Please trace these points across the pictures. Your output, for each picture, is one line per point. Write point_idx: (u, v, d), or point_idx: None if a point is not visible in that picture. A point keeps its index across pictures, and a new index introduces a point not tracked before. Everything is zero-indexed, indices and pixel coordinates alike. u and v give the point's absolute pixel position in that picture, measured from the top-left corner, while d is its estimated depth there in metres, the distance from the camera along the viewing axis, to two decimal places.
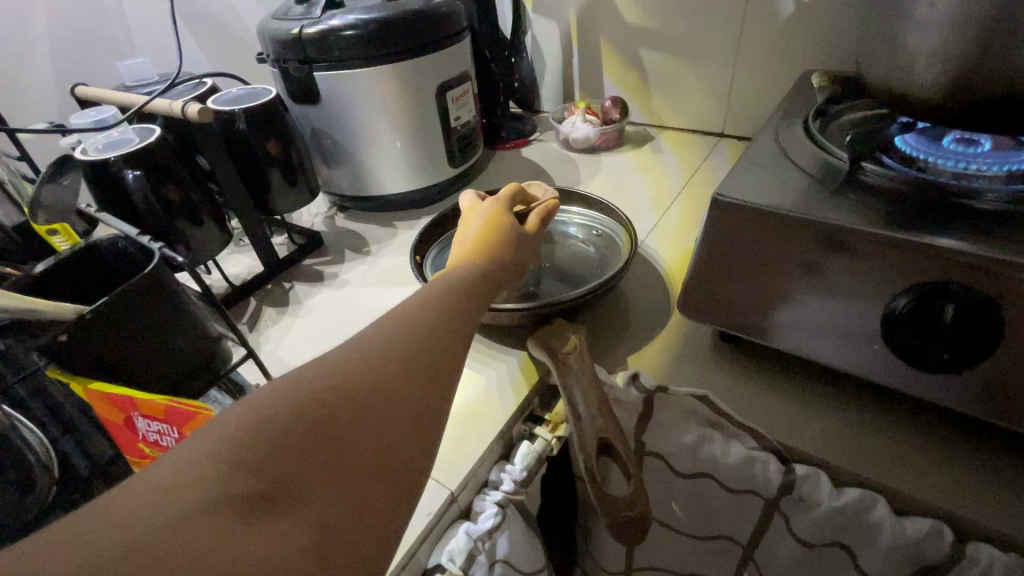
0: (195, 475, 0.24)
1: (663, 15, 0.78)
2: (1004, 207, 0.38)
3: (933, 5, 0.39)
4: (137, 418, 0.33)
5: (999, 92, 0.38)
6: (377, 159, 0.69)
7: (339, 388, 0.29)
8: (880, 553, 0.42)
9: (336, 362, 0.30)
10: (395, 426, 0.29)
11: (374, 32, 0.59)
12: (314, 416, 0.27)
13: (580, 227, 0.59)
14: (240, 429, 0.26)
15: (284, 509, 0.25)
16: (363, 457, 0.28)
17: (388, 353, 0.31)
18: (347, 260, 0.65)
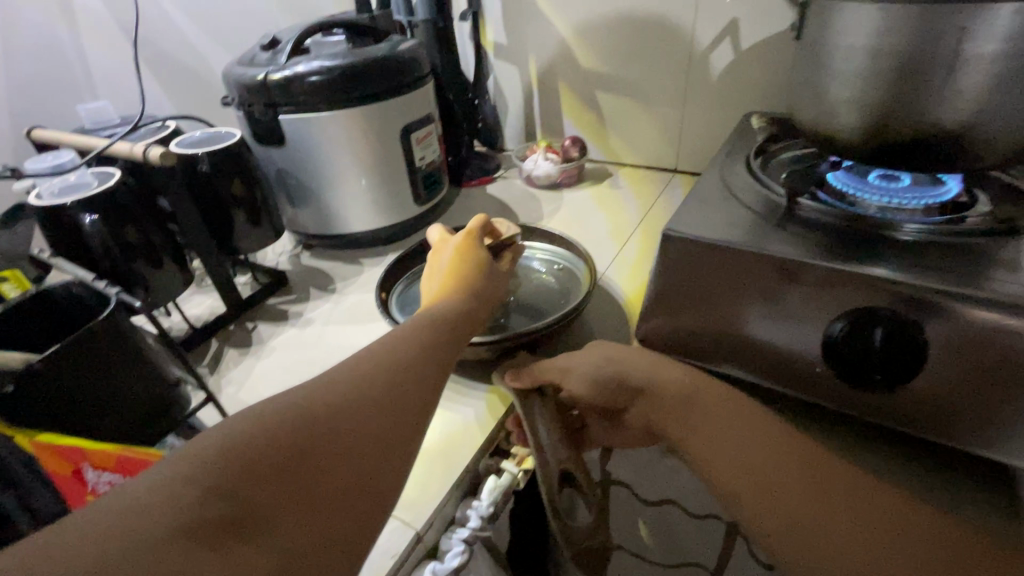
0: (167, 497, 0.25)
1: (615, 62, 0.84)
2: (923, 238, 0.42)
3: (846, 59, 0.44)
4: (86, 470, 0.33)
5: (910, 134, 0.43)
6: (343, 198, 0.70)
7: (313, 415, 0.31)
8: None
9: (314, 391, 0.32)
10: (367, 455, 0.31)
11: (338, 78, 0.61)
12: (289, 442, 0.29)
13: (542, 262, 0.61)
14: (216, 453, 0.28)
15: (252, 537, 0.26)
16: (334, 486, 0.29)
17: (366, 382, 0.34)
18: (312, 298, 0.65)
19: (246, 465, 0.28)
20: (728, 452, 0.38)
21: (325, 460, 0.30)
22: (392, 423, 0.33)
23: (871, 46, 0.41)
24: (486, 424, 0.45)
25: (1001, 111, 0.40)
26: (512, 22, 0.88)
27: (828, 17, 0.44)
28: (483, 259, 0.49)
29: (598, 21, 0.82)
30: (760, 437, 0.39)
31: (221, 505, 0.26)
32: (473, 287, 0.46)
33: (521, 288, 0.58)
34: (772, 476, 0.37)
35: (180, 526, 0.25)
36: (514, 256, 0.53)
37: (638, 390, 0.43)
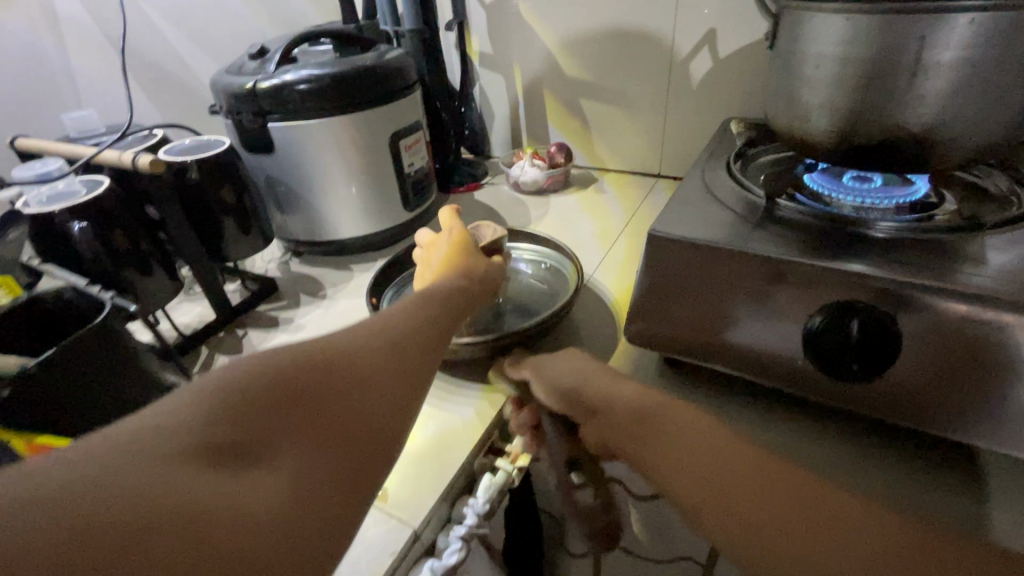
0: (177, 421, 0.26)
1: (598, 70, 0.86)
2: (895, 234, 0.44)
3: (817, 66, 0.46)
4: None
5: (879, 138, 0.45)
6: (332, 205, 0.70)
7: (320, 363, 0.33)
8: None
9: (319, 345, 0.34)
10: (370, 403, 0.33)
11: (326, 86, 0.61)
12: (296, 383, 0.31)
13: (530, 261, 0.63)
14: (229, 386, 0.29)
15: (261, 464, 0.27)
16: (339, 426, 0.31)
17: (367, 341, 0.36)
18: (303, 304, 0.66)
19: (257, 399, 0.29)
20: (699, 474, 0.35)
21: (330, 403, 0.31)
22: (395, 376, 0.35)
23: (840, 52, 0.43)
24: (480, 421, 0.46)
25: (962, 114, 0.42)
26: (497, 32, 0.90)
27: (800, 27, 0.46)
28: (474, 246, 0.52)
29: (581, 31, 0.84)
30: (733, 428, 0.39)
31: (229, 434, 0.27)
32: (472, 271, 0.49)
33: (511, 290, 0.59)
34: (745, 502, 0.34)
35: (192, 448, 0.25)
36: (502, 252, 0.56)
37: (593, 406, 0.42)
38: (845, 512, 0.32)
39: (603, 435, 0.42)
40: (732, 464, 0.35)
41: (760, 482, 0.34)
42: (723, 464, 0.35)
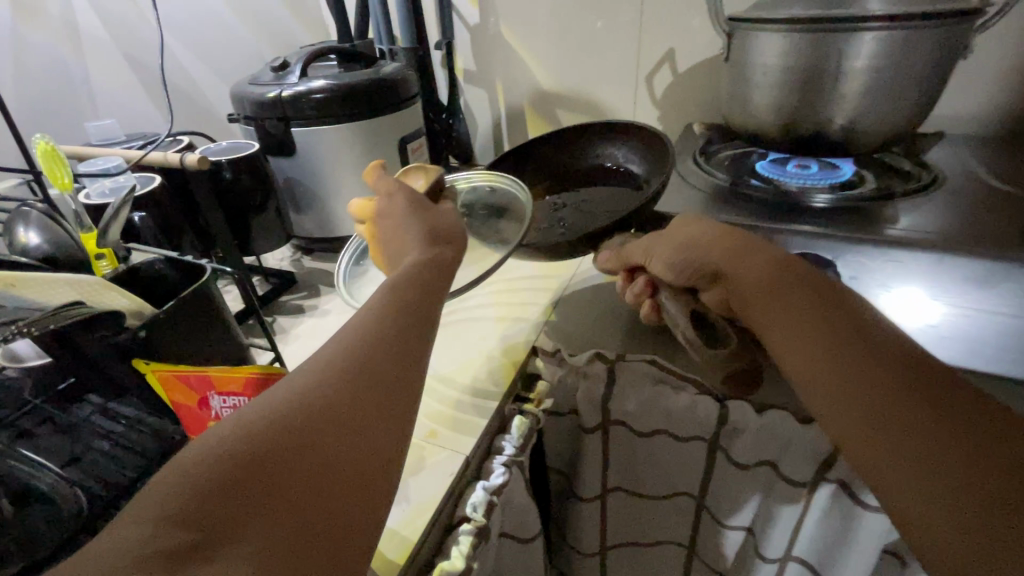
0: (122, 537, 0.23)
1: (573, 84, 0.97)
2: (832, 203, 0.55)
3: (764, 74, 0.57)
4: (212, 398, 0.40)
5: (814, 129, 0.57)
6: (345, 204, 0.77)
7: (285, 415, 0.29)
8: (802, 464, 0.49)
9: (282, 394, 0.30)
10: (342, 451, 0.29)
11: (343, 94, 0.68)
12: (262, 443, 0.27)
13: (622, 160, 0.69)
14: (179, 477, 0.25)
15: (219, 559, 0.24)
16: (311, 488, 0.27)
17: (328, 376, 0.32)
18: (324, 293, 0.71)
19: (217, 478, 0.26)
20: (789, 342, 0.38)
21: (315, 448, 0.28)
22: (364, 415, 0.31)
23: (783, 63, 0.55)
24: (507, 373, 0.53)
25: (873, 109, 0.55)
26: (481, 51, 1.00)
27: (749, 43, 0.58)
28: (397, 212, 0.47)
29: (557, 49, 0.95)
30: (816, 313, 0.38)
31: (195, 524, 0.24)
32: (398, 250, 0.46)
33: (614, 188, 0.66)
34: (844, 377, 0.34)
35: (135, 563, 0.22)
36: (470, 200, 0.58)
37: (720, 271, 0.45)
38: (941, 408, 0.31)
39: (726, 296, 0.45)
40: (840, 341, 0.36)
41: (862, 359, 0.34)
42: (830, 339, 0.36)
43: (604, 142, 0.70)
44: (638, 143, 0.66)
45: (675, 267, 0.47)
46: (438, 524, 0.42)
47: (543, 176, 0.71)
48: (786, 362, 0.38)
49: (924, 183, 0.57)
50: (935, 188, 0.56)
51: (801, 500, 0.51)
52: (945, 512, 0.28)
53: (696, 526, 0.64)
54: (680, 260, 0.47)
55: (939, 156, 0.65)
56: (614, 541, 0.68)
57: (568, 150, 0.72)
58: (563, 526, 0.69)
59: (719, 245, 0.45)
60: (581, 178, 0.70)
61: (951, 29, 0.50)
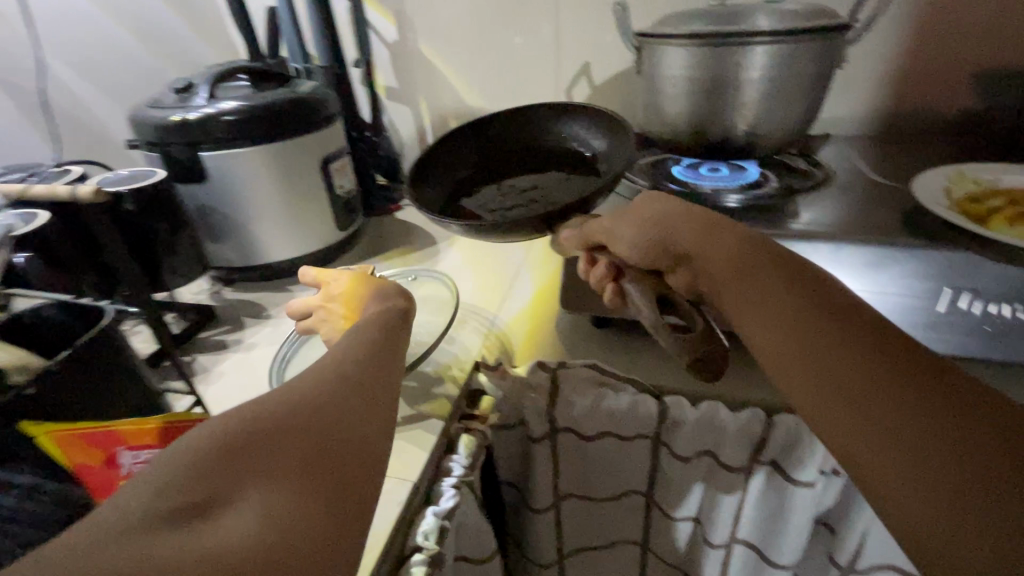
0: (135, 500, 0.25)
1: (495, 98, 0.98)
2: (742, 203, 0.59)
3: (673, 86, 0.61)
4: (122, 453, 0.37)
5: (722, 134, 0.62)
6: (267, 230, 0.73)
7: (270, 416, 0.30)
8: (738, 451, 0.52)
9: (271, 398, 0.32)
10: (335, 426, 0.31)
11: (256, 116, 0.65)
12: (250, 431, 0.29)
13: (574, 139, 0.69)
14: (172, 462, 0.27)
15: (223, 514, 0.26)
16: (307, 456, 0.29)
17: (319, 372, 0.35)
18: (249, 325, 0.67)
19: (206, 462, 0.27)
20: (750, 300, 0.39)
21: (307, 430, 0.30)
22: (354, 399, 0.34)
23: (687, 73, 0.59)
24: (450, 393, 0.53)
25: (770, 113, 0.60)
26: (402, 69, 1.00)
27: (656, 56, 0.61)
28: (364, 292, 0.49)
29: (477, 65, 0.96)
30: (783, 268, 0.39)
31: (187, 497, 0.26)
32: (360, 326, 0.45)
33: (569, 169, 0.67)
34: (823, 352, 0.33)
35: (148, 520, 0.24)
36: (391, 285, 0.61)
37: (685, 251, 0.44)
38: (921, 378, 0.30)
39: (693, 277, 0.45)
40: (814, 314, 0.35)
41: (838, 330, 0.34)
42: (801, 310, 0.36)
43: (557, 122, 0.70)
44: (590, 124, 0.67)
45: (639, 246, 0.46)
46: (389, 557, 0.40)
47: (496, 156, 0.71)
48: (757, 337, 0.37)
49: (819, 181, 0.63)
50: (828, 185, 0.62)
51: (740, 484, 0.54)
52: (913, 458, 0.28)
53: (647, 522, 0.65)
54: (642, 234, 0.46)
55: (828, 155, 0.72)
56: (570, 548, 0.69)
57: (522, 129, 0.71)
58: (519, 540, 0.68)
59: (689, 224, 0.45)
60: (535, 157, 0.70)
61: (827, 42, 0.56)
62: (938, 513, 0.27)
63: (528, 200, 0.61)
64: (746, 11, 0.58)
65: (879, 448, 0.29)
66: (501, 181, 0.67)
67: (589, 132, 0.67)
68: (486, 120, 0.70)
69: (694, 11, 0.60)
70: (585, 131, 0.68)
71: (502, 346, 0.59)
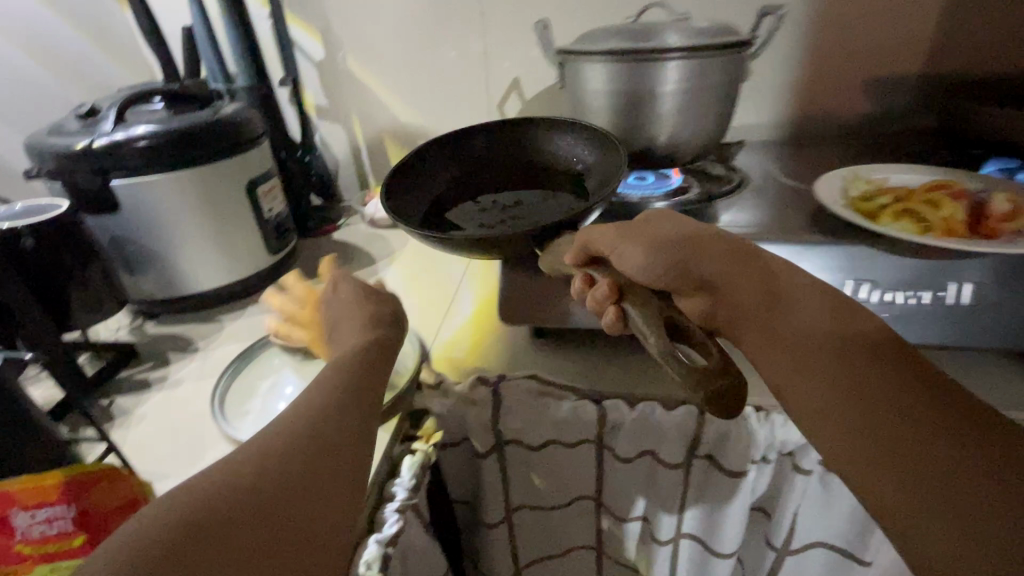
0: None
1: (428, 114, 0.98)
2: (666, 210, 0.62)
3: (595, 100, 0.64)
4: (21, 511, 0.38)
5: (643, 143, 0.65)
6: (190, 259, 0.70)
7: (228, 499, 0.33)
8: (676, 448, 0.54)
9: (233, 481, 0.35)
10: (291, 498, 0.35)
11: (170, 141, 0.62)
12: (207, 512, 0.32)
13: (572, 155, 0.68)
14: (134, 545, 0.30)
15: None
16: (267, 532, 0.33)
17: (273, 443, 0.38)
18: (174, 360, 0.63)
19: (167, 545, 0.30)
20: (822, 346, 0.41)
21: (264, 504, 0.34)
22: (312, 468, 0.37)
23: (609, 88, 0.62)
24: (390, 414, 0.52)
25: (687, 122, 0.63)
26: (332, 87, 0.98)
27: (579, 71, 0.64)
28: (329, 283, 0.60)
29: (408, 82, 0.96)
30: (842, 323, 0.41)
31: None
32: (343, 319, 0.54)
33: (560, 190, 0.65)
34: (843, 402, 0.37)
35: None
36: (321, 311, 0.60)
37: (708, 278, 0.45)
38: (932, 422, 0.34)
39: (711, 310, 0.46)
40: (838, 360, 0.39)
41: (854, 377, 0.37)
42: (819, 359, 0.39)
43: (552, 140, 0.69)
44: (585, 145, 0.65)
45: (651, 274, 0.45)
46: None
47: (486, 170, 0.70)
48: (780, 383, 0.41)
49: (735, 185, 0.67)
50: (743, 189, 0.66)
51: (682, 479, 0.56)
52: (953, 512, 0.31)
53: (599, 525, 0.66)
54: (655, 262, 0.44)
55: (744, 161, 0.76)
56: (525, 559, 0.69)
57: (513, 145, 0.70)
58: (474, 557, 0.68)
59: (720, 252, 0.46)
60: (524, 176, 0.69)
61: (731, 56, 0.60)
62: (951, 551, 0.30)
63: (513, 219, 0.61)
64: (659, 27, 0.61)
65: (895, 493, 0.33)
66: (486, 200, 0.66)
67: (583, 150, 0.65)
68: (477, 135, 0.69)
69: (613, 27, 0.63)
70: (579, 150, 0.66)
71: (442, 362, 0.59)
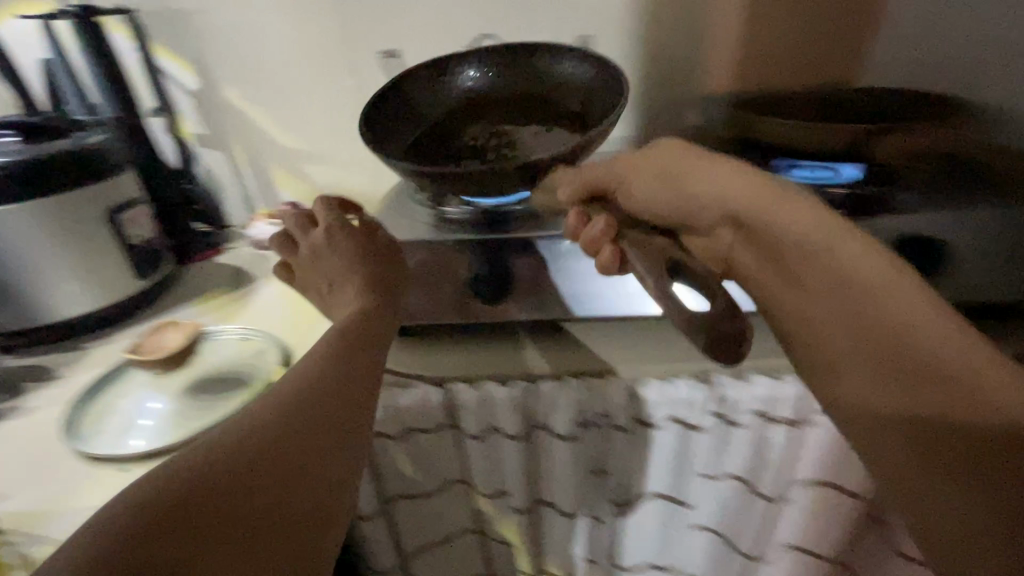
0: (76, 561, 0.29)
1: (309, 139, 1.03)
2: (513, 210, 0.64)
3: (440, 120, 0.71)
4: None
5: None
6: (50, 290, 0.70)
7: (205, 489, 0.33)
8: (517, 423, 0.60)
9: (212, 462, 0.35)
10: (277, 493, 0.36)
11: (17, 174, 0.63)
12: (180, 502, 0.33)
13: (570, 74, 0.71)
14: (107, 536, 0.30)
15: None
16: (255, 523, 0.34)
17: (267, 435, 0.38)
18: (32, 390, 0.64)
19: (141, 539, 0.31)
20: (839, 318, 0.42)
21: (250, 490, 0.35)
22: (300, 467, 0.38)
23: None
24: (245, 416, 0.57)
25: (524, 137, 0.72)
26: (210, 115, 1.00)
27: (425, 94, 0.71)
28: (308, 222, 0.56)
29: (286, 110, 1.00)
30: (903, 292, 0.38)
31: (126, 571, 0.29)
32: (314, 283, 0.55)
33: (541, 125, 0.71)
34: (871, 368, 0.40)
35: None
36: (182, 330, 0.64)
37: (740, 213, 0.46)
38: (950, 392, 0.36)
39: (751, 238, 0.47)
40: (865, 326, 0.40)
41: (880, 351, 0.39)
42: (863, 314, 0.39)
43: (546, 61, 0.72)
44: (585, 69, 0.69)
45: (673, 205, 0.52)
46: None
47: (486, 102, 0.75)
48: (812, 329, 0.43)
49: None
50: None
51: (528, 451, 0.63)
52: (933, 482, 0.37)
53: (473, 508, 0.71)
54: (666, 197, 0.52)
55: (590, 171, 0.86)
56: (407, 548, 0.73)
57: (535, 60, 0.73)
58: (357, 553, 0.71)
59: (746, 182, 0.45)
60: (527, 101, 0.73)
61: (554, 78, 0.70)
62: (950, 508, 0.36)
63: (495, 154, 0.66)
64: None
65: (909, 453, 0.38)
66: (496, 121, 0.72)
67: (583, 72, 0.69)
68: (479, 61, 0.74)
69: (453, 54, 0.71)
70: (580, 71, 0.70)
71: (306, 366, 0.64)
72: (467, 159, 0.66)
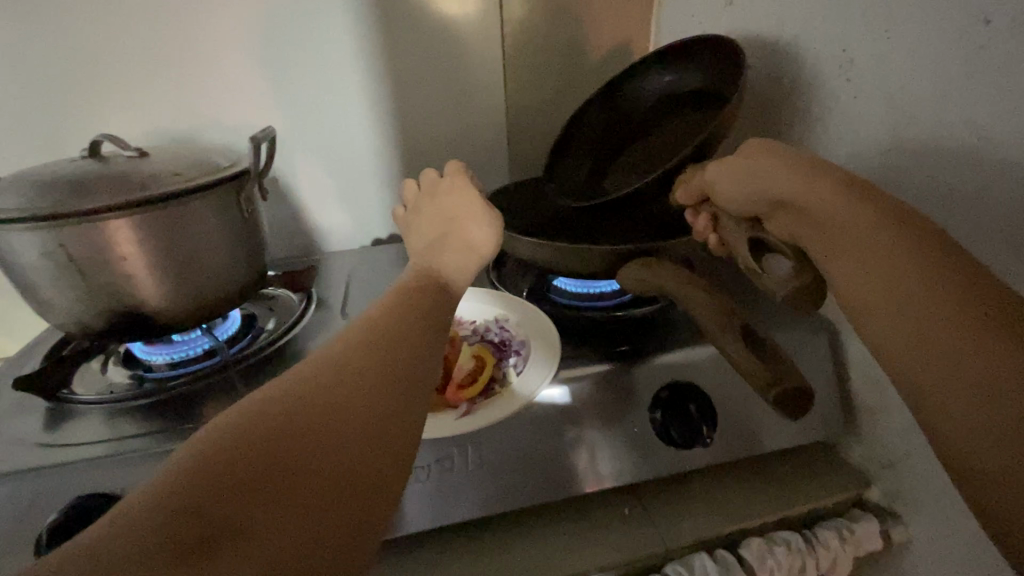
0: (156, 493, 0.25)
1: None
2: (174, 394, 0.51)
3: (33, 272, 0.46)
4: None
5: (126, 311, 0.48)
6: None
7: (291, 409, 0.29)
8: None
9: (296, 396, 0.30)
10: (361, 435, 0.30)
11: None
12: (270, 436, 0.28)
13: (686, 69, 0.66)
14: (193, 463, 0.26)
15: (238, 537, 0.25)
16: (327, 466, 0.28)
17: (355, 367, 0.32)
18: None
19: (219, 471, 0.26)
20: (847, 236, 0.37)
21: (324, 430, 0.29)
22: (380, 402, 0.31)
23: (44, 258, 0.44)
24: None
25: (188, 289, 0.50)
26: None
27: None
28: (437, 188, 0.55)
29: None
30: (862, 197, 0.37)
31: (203, 518, 0.25)
32: (424, 236, 0.51)
33: (684, 120, 0.65)
34: (860, 290, 0.36)
35: (152, 547, 0.23)
36: None
37: (814, 217, 0.39)
38: (944, 291, 0.31)
39: (794, 227, 0.42)
40: (873, 258, 0.35)
41: (881, 287, 0.34)
42: (837, 229, 0.38)
43: (657, 63, 0.68)
44: (699, 60, 0.64)
45: (740, 202, 0.46)
46: None
47: (615, 132, 0.71)
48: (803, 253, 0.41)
49: (286, 331, 0.60)
50: (290, 336, 0.59)
51: None
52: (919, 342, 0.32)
53: None
54: (745, 191, 0.45)
55: (340, 295, 0.68)
56: None
57: (624, 94, 0.71)
58: None
59: (793, 171, 0.41)
60: (650, 117, 0.69)
61: (217, 197, 0.49)
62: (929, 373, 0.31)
63: (642, 166, 0.65)
64: (111, 175, 0.46)
65: (929, 375, 0.31)
66: (642, 142, 0.68)
67: (683, 80, 0.67)
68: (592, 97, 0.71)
69: (47, 175, 0.46)
70: (681, 75, 0.67)
71: None
72: (627, 179, 0.65)
